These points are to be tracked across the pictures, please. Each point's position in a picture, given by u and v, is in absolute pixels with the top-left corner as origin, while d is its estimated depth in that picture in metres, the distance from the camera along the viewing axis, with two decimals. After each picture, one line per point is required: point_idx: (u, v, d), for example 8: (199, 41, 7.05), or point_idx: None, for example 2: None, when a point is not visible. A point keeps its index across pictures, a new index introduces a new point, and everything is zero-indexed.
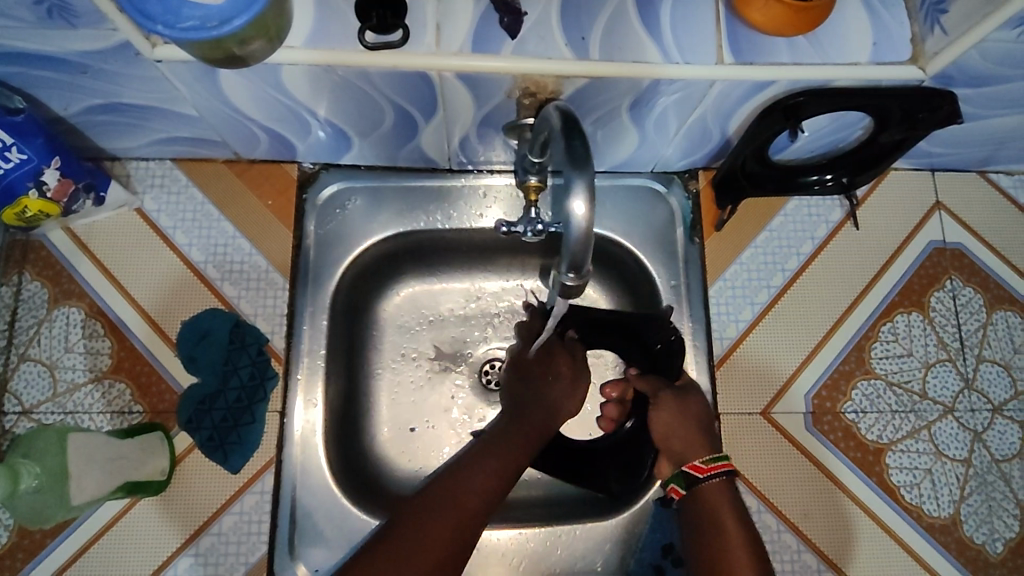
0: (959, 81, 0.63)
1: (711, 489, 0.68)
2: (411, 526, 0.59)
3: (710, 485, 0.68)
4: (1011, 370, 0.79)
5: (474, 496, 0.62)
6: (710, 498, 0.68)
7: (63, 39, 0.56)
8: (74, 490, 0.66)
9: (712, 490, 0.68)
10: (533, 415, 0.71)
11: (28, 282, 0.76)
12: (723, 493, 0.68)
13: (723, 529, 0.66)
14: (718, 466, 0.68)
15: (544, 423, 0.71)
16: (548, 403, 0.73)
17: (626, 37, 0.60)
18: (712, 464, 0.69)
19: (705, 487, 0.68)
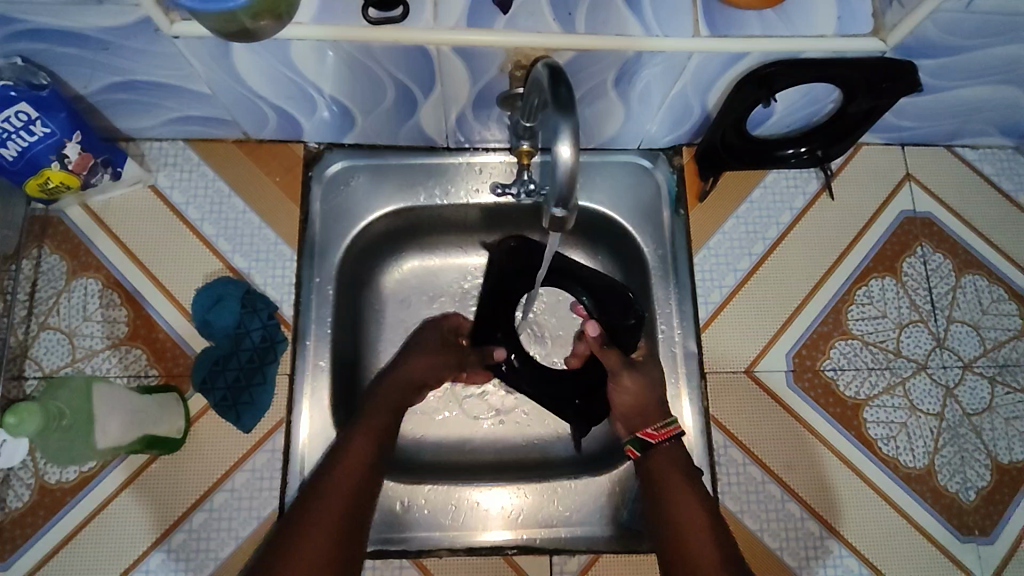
0: (918, 52, 0.68)
1: (664, 451, 0.72)
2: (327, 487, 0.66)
3: (668, 444, 0.72)
4: (979, 330, 0.83)
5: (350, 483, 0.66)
6: (659, 460, 0.72)
7: (89, 16, 0.61)
8: (99, 433, 0.68)
9: (664, 452, 0.72)
10: (419, 360, 0.80)
11: (48, 255, 0.80)
12: (672, 455, 0.72)
13: (680, 491, 0.69)
14: (671, 430, 0.73)
15: (398, 398, 0.76)
16: (401, 380, 0.78)
17: (610, 13, 0.65)
18: (667, 428, 0.73)
19: (659, 450, 0.72)
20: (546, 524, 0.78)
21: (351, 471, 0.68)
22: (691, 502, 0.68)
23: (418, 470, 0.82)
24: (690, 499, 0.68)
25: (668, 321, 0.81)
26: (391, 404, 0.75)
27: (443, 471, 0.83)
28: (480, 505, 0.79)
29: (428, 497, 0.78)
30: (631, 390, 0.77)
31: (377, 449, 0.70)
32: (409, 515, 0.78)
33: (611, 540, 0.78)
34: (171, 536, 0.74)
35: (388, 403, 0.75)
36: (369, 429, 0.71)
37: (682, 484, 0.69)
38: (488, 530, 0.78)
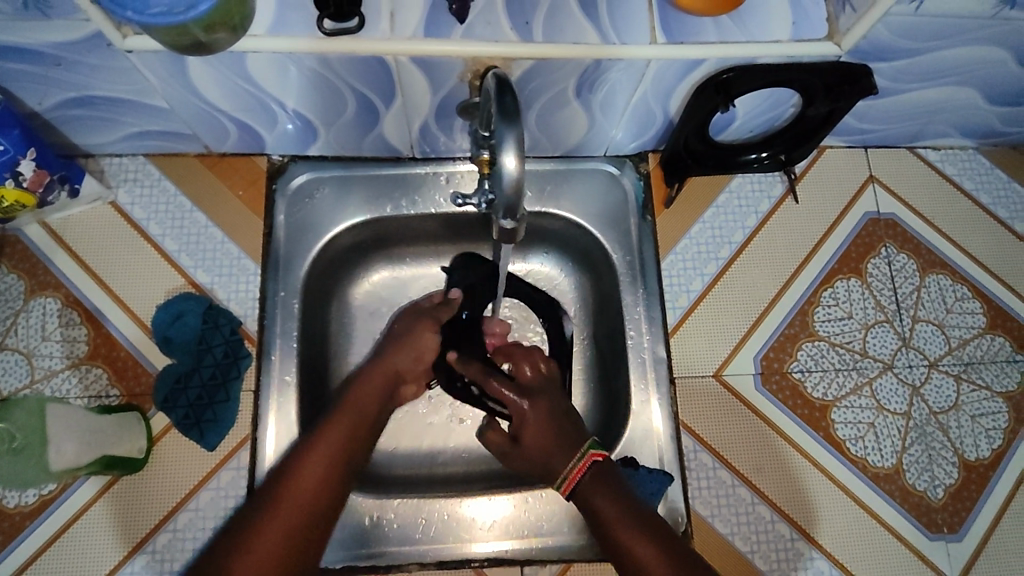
0: (872, 56, 0.69)
1: (586, 484, 0.69)
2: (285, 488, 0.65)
3: (586, 476, 0.69)
4: (944, 329, 0.84)
5: (318, 477, 0.66)
6: (581, 492, 0.69)
7: (37, 31, 0.60)
8: (53, 456, 0.67)
9: (592, 492, 0.68)
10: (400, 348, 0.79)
11: (5, 275, 0.79)
12: (591, 480, 0.69)
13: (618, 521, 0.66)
14: (581, 463, 0.70)
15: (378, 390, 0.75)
16: (384, 368, 0.77)
17: (567, 21, 0.65)
18: (578, 465, 0.70)
19: (585, 487, 0.69)
20: (519, 534, 0.78)
21: (319, 463, 0.67)
22: (629, 527, 0.65)
23: (388, 484, 0.81)
24: (625, 514, 0.66)
25: (637, 327, 0.81)
26: (375, 398, 0.74)
27: (414, 484, 0.82)
28: (453, 515, 0.78)
29: (398, 511, 0.77)
30: (535, 430, 0.73)
31: (353, 443, 0.69)
32: (379, 530, 0.77)
33: (583, 548, 0.77)
34: (134, 558, 0.72)
35: (365, 392, 0.74)
36: (350, 420, 0.71)
37: (613, 506, 0.67)
38: (476, 541, 0.77)
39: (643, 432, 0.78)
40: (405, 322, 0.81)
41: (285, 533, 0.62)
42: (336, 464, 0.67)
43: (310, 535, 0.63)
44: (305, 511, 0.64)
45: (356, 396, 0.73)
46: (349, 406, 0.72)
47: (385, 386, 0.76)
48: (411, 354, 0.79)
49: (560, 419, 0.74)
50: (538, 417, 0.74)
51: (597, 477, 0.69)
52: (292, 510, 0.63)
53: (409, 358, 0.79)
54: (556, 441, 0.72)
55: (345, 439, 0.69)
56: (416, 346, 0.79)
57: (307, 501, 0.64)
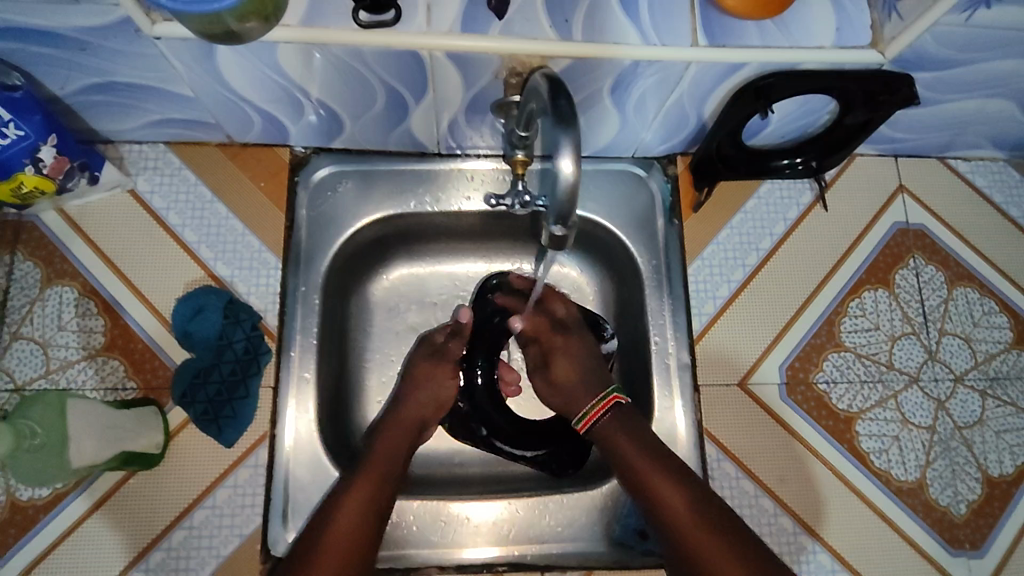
0: (915, 65, 0.68)
1: (608, 424, 0.73)
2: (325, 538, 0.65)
3: (609, 420, 0.73)
4: (971, 343, 0.83)
5: (355, 524, 0.67)
6: (615, 439, 0.72)
7: (64, 15, 0.58)
8: (74, 454, 0.66)
9: (609, 422, 0.73)
10: (422, 392, 0.79)
11: (21, 262, 0.77)
12: (620, 429, 0.72)
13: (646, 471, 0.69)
14: (600, 405, 0.74)
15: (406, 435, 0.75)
16: (410, 411, 0.77)
17: (608, 19, 0.64)
18: (601, 403, 0.74)
19: (602, 425, 0.73)
20: (537, 539, 0.77)
21: (356, 508, 0.67)
22: (656, 476, 0.68)
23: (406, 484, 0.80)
24: (658, 463, 0.69)
25: (661, 333, 0.80)
26: (404, 442, 0.74)
27: (433, 485, 0.81)
28: (469, 520, 0.77)
29: (417, 514, 0.77)
30: (564, 357, 0.80)
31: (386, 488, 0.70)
32: (398, 531, 0.76)
33: (603, 555, 0.76)
34: (149, 555, 0.71)
35: (394, 435, 0.74)
36: (379, 466, 0.71)
37: (646, 458, 0.69)
38: (472, 547, 0.76)
39: (665, 437, 0.78)
40: (422, 373, 0.80)
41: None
42: (371, 510, 0.68)
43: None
44: (349, 554, 0.65)
45: (388, 434, 0.74)
46: (379, 449, 0.72)
47: (412, 432, 0.76)
48: (427, 402, 0.78)
49: (589, 358, 0.79)
50: (567, 350, 0.80)
51: (622, 424, 0.73)
52: (333, 556, 0.64)
53: (428, 404, 0.79)
54: (583, 374, 0.78)
55: (380, 481, 0.70)
56: (433, 394, 0.79)
57: (351, 540, 0.66)
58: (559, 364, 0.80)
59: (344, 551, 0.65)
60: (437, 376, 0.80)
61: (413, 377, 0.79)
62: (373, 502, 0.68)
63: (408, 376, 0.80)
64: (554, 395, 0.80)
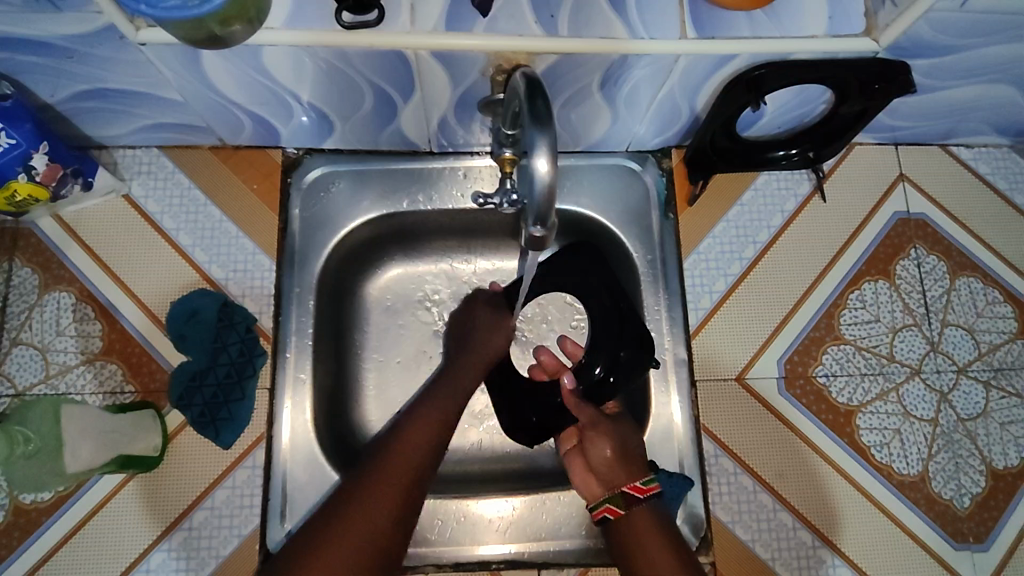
0: (912, 52, 0.66)
1: (642, 513, 0.68)
2: (392, 458, 0.68)
3: (637, 513, 0.68)
4: (974, 333, 0.82)
5: (422, 452, 0.69)
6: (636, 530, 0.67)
7: (48, 23, 0.58)
8: (69, 458, 0.70)
9: (642, 514, 0.68)
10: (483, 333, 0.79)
11: (19, 268, 0.78)
12: (646, 517, 0.67)
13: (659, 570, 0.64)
14: (645, 488, 0.68)
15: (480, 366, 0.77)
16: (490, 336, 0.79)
17: (594, 13, 0.63)
18: (643, 487, 0.69)
19: (637, 514, 0.68)
20: (534, 536, 0.77)
21: (423, 433, 0.70)
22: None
23: None
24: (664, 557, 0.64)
25: (657, 328, 0.80)
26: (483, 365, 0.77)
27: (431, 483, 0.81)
28: (471, 517, 0.77)
29: None
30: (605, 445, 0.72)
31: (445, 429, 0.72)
32: None
33: (601, 553, 0.76)
34: (149, 556, 0.72)
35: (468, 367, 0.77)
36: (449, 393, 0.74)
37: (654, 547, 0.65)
38: (482, 544, 0.77)
39: (662, 433, 0.77)
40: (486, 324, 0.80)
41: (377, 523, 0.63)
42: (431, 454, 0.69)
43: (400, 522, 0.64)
44: (401, 493, 0.65)
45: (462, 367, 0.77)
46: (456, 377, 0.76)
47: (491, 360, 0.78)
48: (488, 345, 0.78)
49: (628, 446, 0.72)
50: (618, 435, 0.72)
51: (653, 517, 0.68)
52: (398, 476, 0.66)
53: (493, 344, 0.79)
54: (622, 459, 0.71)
55: (448, 416, 0.73)
56: (492, 339, 0.79)
57: (416, 458, 0.68)
58: (602, 448, 0.72)
59: (399, 482, 0.66)
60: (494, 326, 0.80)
61: (472, 329, 0.79)
62: (431, 445, 0.70)
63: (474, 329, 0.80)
64: (587, 475, 0.73)
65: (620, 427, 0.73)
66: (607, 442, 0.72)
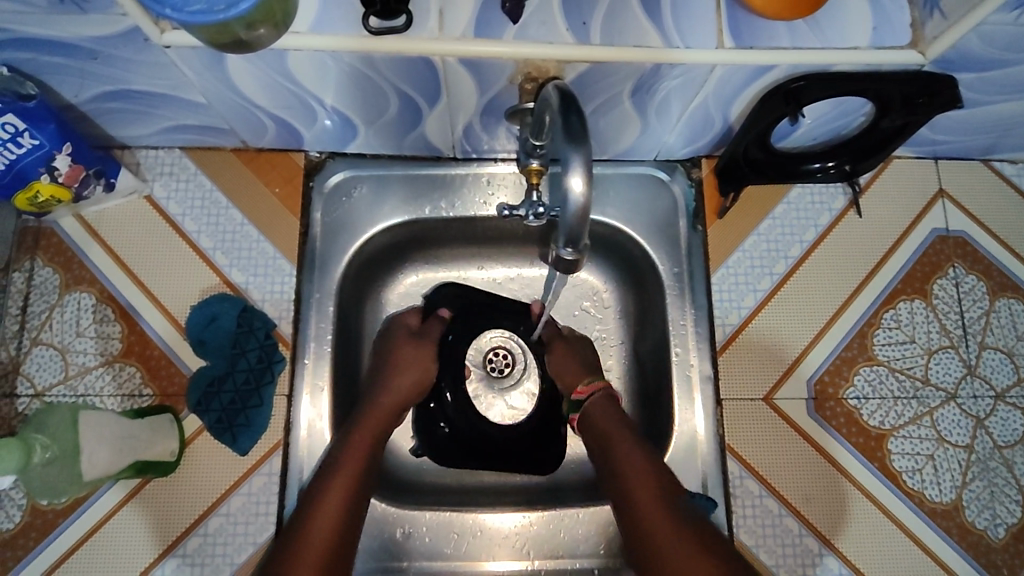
0: (959, 66, 0.63)
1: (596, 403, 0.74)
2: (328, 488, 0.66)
3: (595, 401, 0.74)
4: (1013, 357, 0.79)
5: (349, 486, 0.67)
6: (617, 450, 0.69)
7: (73, 24, 0.57)
8: (86, 466, 0.66)
9: (596, 403, 0.74)
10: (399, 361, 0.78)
11: (40, 268, 0.78)
12: (623, 435, 0.70)
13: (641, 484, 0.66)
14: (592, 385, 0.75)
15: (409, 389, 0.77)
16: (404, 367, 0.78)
17: (628, 21, 0.61)
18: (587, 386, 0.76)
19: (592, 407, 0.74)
20: (551, 554, 0.75)
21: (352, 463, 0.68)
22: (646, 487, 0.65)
23: (421, 496, 0.79)
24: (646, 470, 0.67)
25: (683, 343, 0.78)
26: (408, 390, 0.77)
27: (447, 496, 0.80)
28: (487, 531, 0.76)
29: (430, 525, 0.75)
30: (561, 359, 0.80)
31: (370, 454, 0.70)
32: (410, 542, 0.75)
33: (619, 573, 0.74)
34: (164, 561, 0.72)
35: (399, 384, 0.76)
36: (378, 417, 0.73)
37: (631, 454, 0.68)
38: (494, 559, 0.75)
39: (684, 452, 0.76)
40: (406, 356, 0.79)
41: (327, 550, 0.62)
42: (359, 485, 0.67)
43: (343, 539, 0.63)
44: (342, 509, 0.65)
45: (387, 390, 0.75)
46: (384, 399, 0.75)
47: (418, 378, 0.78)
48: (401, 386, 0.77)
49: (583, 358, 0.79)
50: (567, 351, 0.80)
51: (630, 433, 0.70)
52: (332, 507, 0.65)
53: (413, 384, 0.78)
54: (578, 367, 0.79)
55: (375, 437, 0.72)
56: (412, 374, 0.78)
57: (349, 491, 0.66)
58: (562, 363, 0.79)
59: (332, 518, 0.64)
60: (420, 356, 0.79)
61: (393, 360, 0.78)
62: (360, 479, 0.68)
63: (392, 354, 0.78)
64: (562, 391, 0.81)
65: (576, 346, 0.80)
66: (568, 359, 0.79)
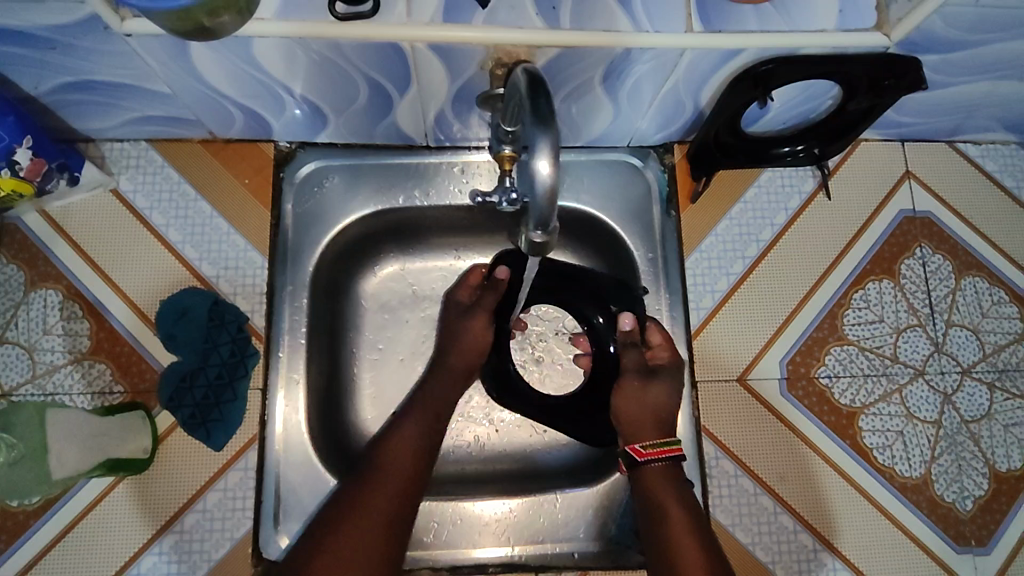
0: (923, 48, 0.64)
1: (654, 471, 0.69)
2: (375, 483, 0.69)
3: (654, 469, 0.69)
4: (978, 334, 0.81)
5: (399, 483, 0.69)
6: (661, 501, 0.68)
7: (28, 13, 0.56)
8: (54, 465, 0.68)
9: (661, 470, 0.69)
10: (457, 335, 0.79)
11: (3, 265, 0.76)
12: (671, 492, 0.68)
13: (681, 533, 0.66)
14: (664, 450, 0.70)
15: (472, 357, 0.78)
16: (466, 339, 0.78)
17: (597, 5, 0.61)
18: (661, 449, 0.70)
19: (647, 470, 0.70)
20: (533, 539, 0.76)
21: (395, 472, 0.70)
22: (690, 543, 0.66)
23: None
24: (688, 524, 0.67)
25: None
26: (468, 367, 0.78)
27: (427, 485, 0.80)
28: (466, 519, 0.76)
29: None
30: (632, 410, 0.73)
31: (434, 424, 0.75)
32: None
33: (600, 556, 0.75)
34: (141, 559, 0.71)
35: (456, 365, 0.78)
36: (430, 406, 0.75)
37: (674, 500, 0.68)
38: (479, 547, 0.75)
39: None
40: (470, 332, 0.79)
41: (386, 514, 0.67)
42: (413, 476, 0.70)
43: (403, 510, 0.68)
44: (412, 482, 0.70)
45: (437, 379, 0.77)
46: (436, 383, 0.77)
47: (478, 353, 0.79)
48: (470, 349, 0.78)
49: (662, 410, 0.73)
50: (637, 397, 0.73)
51: (672, 472, 0.70)
52: (378, 508, 0.67)
53: (471, 352, 0.78)
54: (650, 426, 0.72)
55: (427, 429, 0.74)
56: (474, 344, 0.79)
57: (393, 496, 0.68)
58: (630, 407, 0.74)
59: (383, 515, 0.67)
60: (480, 336, 0.79)
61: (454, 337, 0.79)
62: (410, 474, 0.70)
63: (455, 334, 0.79)
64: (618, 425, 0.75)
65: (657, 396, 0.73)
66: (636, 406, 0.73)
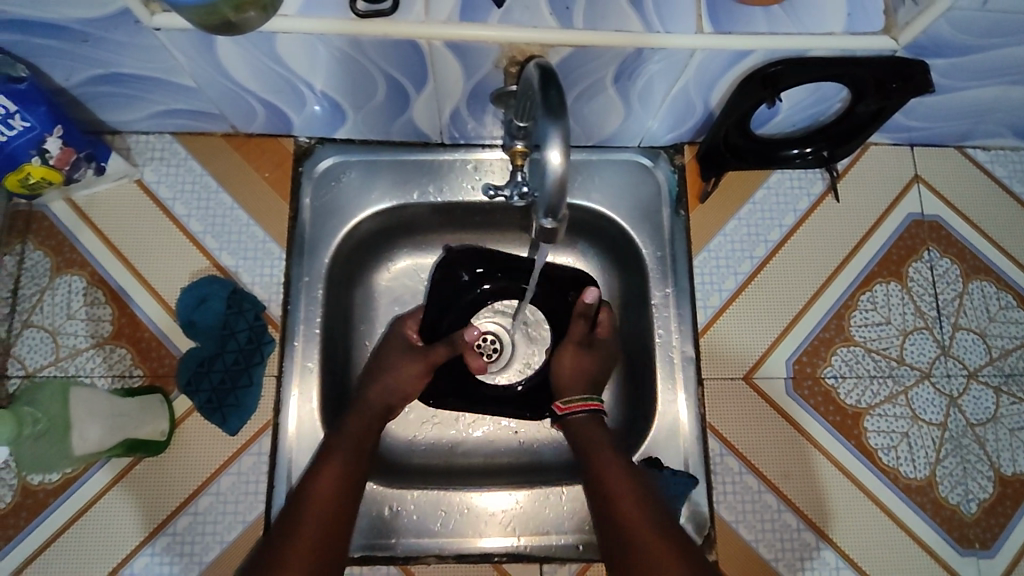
0: (931, 52, 0.65)
1: (586, 424, 0.72)
2: (315, 489, 0.68)
3: (584, 420, 0.72)
4: (985, 338, 0.81)
5: (336, 487, 0.69)
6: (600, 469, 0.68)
7: (64, 7, 0.58)
8: (75, 440, 0.70)
9: (581, 419, 0.73)
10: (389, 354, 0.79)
11: (31, 251, 0.78)
12: (611, 460, 0.68)
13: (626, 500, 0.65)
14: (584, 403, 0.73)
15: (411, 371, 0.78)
16: (402, 357, 0.78)
17: (608, 6, 0.62)
18: (585, 401, 0.73)
19: (574, 421, 0.73)
20: (538, 531, 0.77)
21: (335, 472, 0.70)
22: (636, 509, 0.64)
23: (408, 475, 0.80)
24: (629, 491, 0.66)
25: (666, 325, 0.79)
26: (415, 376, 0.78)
27: (435, 475, 0.81)
28: (472, 509, 0.77)
29: (418, 503, 0.77)
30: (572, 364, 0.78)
31: (371, 431, 0.74)
32: (399, 521, 0.76)
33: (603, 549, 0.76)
34: (155, 539, 0.73)
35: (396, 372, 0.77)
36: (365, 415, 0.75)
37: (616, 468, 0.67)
38: (485, 535, 0.77)
39: (668, 431, 0.77)
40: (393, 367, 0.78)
41: (328, 521, 0.66)
42: (349, 482, 0.69)
43: (343, 514, 0.68)
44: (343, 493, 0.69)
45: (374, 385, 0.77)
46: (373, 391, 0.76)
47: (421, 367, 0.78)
48: (395, 391, 0.77)
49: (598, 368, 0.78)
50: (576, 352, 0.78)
51: (607, 441, 0.70)
52: (316, 518, 0.66)
53: (409, 375, 0.78)
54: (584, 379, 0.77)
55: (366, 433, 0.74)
56: (410, 367, 0.78)
57: (333, 501, 0.68)
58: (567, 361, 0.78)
59: (330, 520, 0.67)
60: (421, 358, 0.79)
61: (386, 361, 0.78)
62: (347, 481, 0.70)
63: (387, 363, 0.78)
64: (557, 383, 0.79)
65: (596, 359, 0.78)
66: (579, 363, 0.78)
